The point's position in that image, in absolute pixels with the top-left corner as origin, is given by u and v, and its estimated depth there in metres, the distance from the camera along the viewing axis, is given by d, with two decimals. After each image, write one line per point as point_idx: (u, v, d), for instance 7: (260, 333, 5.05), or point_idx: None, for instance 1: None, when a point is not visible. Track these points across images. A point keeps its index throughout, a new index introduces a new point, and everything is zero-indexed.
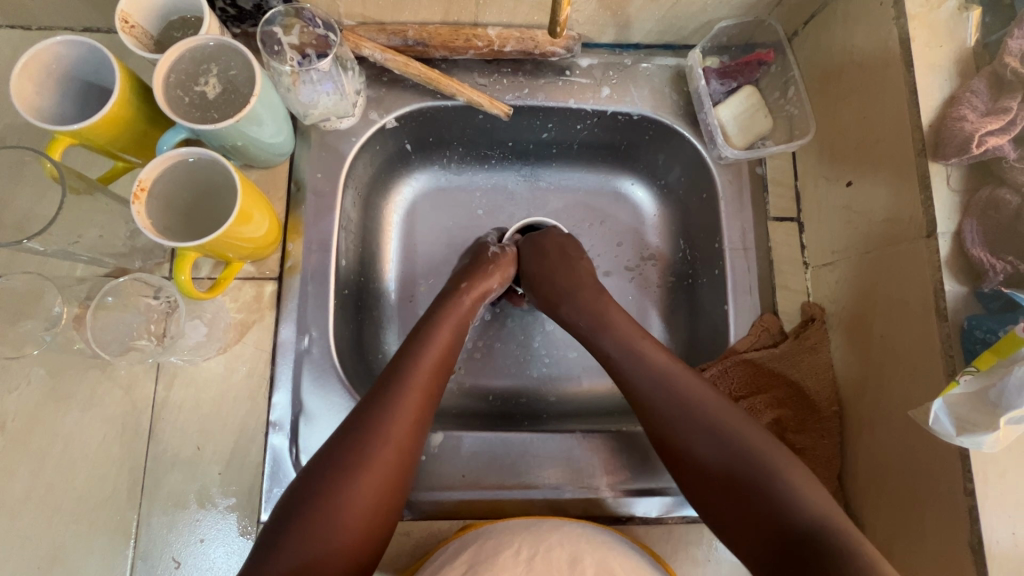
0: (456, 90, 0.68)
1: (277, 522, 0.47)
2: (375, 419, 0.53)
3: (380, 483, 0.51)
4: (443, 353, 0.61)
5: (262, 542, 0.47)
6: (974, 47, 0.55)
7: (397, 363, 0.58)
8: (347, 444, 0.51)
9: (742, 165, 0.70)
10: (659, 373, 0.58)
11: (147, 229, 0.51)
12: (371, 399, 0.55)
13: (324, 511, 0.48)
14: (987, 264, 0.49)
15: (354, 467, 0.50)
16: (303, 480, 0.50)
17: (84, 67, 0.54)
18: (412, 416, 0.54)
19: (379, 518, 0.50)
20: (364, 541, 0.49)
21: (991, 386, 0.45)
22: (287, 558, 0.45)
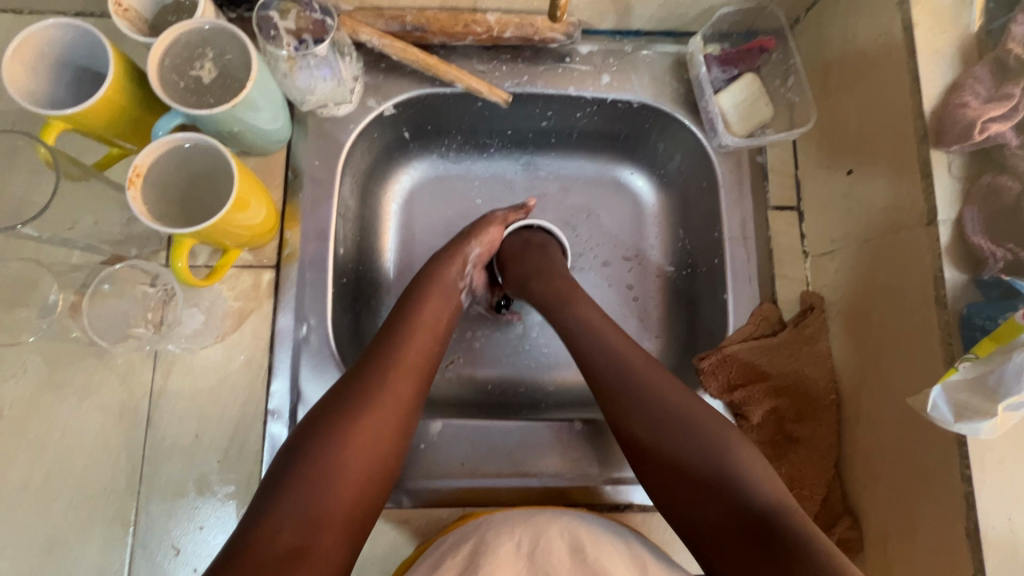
0: (455, 76, 0.67)
1: (275, 478, 0.47)
2: (374, 381, 0.53)
3: (378, 443, 0.51)
4: (438, 317, 0.61)
5: (260, 498, 0.47)
6: (978, 33, 0.54)
7: (395, 327, 0.58)
8: (347, 404, 0.51)
9: (742, 153, 0.70)
10: (615, 355, 0.58)
11: (144, 216, 0.51)
12: (372, 360, 0.55)
13: (322, 467, 0.47)
14: (987, 251, 0.49)
15: (352, 427, 0.50)
16: (300, 437, 0.49)
17: (78, 51, 0.53)
18: (408, 386, 0.54)
19: (378, 477, 0.51)
20: (361, 499, 0.49)
21: (991, 373, 0.46)
22: (286, 514, 0.45)
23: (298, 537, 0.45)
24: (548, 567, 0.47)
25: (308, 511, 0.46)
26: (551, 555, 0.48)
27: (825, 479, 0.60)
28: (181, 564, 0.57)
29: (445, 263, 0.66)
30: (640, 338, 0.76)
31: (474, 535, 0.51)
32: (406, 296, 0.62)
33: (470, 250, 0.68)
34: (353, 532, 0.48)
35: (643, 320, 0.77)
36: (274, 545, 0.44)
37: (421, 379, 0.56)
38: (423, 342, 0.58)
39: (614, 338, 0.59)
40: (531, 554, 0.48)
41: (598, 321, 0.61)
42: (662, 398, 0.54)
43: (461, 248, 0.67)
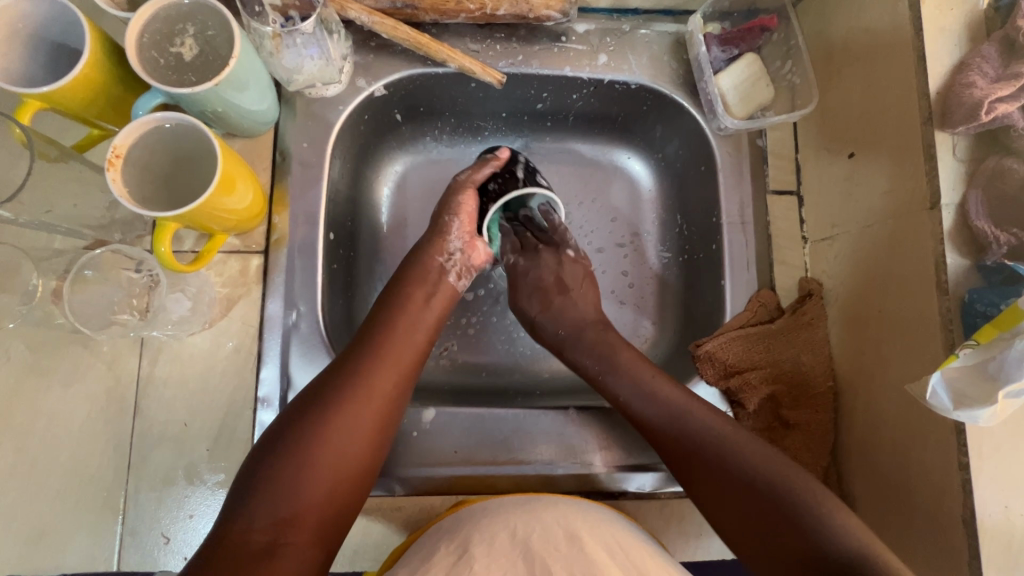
0: (446, 56, 0.65)
1: (249, 475, 0.47)
2: (353, 376, 0.53)
3: (355, 438, 0.50)
4: (422, 312, 0.60)
5: (233, 495, 0.47)
6: (985, 10, 0.53)
7: (378, 322, 0.58)
8: (321, 402, 0.51)
9: (742, 136, 0.68)
10: (668, 408, 0.57)
11: (123, 198, 0.49)
12: (349, 359, 0.54)
13: (297, 464, 0.47)
14: (990, 236, 0.48)
15: (328, 424, 0.50)
16: (275, 433, 0.49)
17: (51, 27, 0.51)
18: (385, 384, 0.54)
19: (355, 474, 0.50)
20: (336, 495, 0.49)
21: (991, 360, 0.45)
22: (258, 510, 0.45)
23: (269, 535, 0.45)
24: (543, 556, 0.46)
25: (281, 509, 0.46)
26: (547, 542, 0.47)
27: (819, 466, 0.60)
28: (171, 553, 0.57)
29: (425, 247, 0.64)
30: (636, 325, 0.75)
31: (466, 526, 0.49)
32: (390, 288, 0.62)
33: (450, 229, 0.64)
34: (327, 529, 0.48)
35: (639, 307, 0.75)
36: (247, 544, 0.44)
37: (403, 373, 0.55)
38: (408, 337, 0.58)
39: (664, 388, 0.59)
40: (526, 542, 0.47)
41: (645, 372, 0.61)
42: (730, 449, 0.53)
43: (440, 227, 0.64)
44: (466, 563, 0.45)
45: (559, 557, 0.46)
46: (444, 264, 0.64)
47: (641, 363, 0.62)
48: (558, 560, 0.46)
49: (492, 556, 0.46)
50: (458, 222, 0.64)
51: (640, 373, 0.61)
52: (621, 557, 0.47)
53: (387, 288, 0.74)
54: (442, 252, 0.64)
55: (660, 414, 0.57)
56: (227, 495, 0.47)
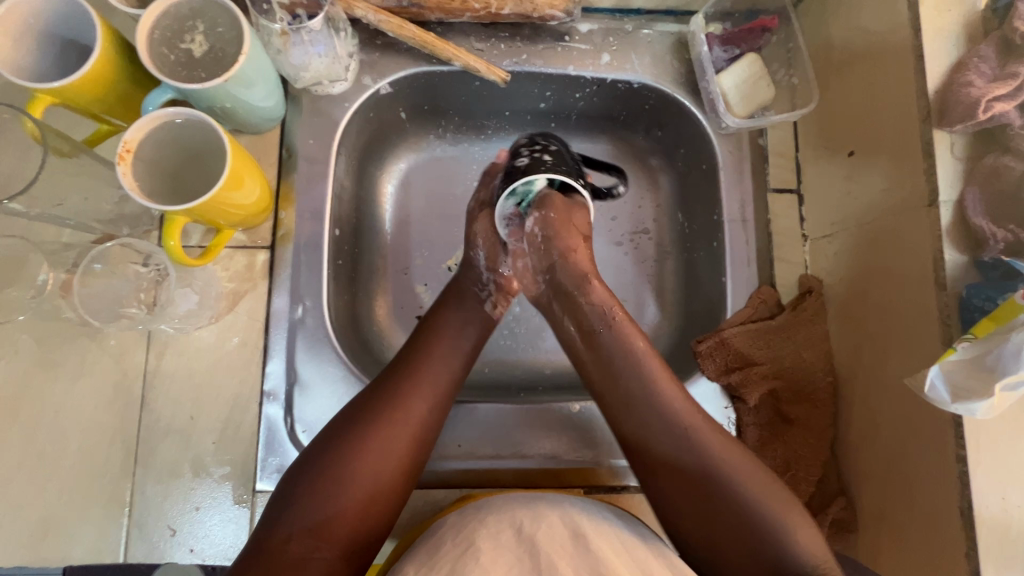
0: (451, 54, 0.65)
1: (288, 490, 0.48)
2: (393, 396, 0.53)
3: (392, 459, 0.51)
4: (460, 334, 0.60)
5: (276, 502, 0.48)
6: (983, 11, 0.54)
7: (420, 345, 0.58)
8: (364, 417, 0.52)
9: (743, 135, 0.69)
10: (664, 403, 0.54)
11: (134, 191, 0.50)
12: (395, 376, 0.55)
13: (335, 479, 0.48)
14: (988, 232, 0.48)
15: (365, 443, 0.50)
16: (315, 451, 0.50)
17: (62, 24, 0.51)
18: (427, 404, 0.54)
19: (389, 490, 0.51)
20: (371, 515, 0.49)
21: (989, 352, 0.46)
22: (295, 521, 0.47)
23: (305, 547, 0.46)
24: (549, 553, 0.46)
25: (316, 522, 0.47)
26: (552, 540, 0.47)
27: (820, 460, 0.61)
28: (176, 545, 0.57)
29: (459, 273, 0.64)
30: (638, 322, 0.75)
31: (472, 521, 0.49)
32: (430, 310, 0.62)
33: (479, 259, 0.64)
34: (360, 546, 0.48)
35: (640, 304, 0.76)
36: (283, 554, 0.45)
37: (439, 398, 0.55)
38: (450, 361, 0.58)
39: (647, 362, 0.56)
40: (532, 537, 0.47)
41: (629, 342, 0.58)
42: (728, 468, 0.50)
43: (467, 259, 0.64)
44: (473, 555, 0.45)
45: (564, 553, 0.46)
46: (480, 293, 0.63)
47: (643, 349, 0.57)
48: (564, 556, 0.46)
49: (500, 554, 0.46)
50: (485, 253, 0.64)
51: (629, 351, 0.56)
52: (626, 557, 0.47)
53: (390, 284, 0.74)
54: (476, 282, 0.64)
55: (652, 413, 0.53)
56: (271, 500, 0.49)
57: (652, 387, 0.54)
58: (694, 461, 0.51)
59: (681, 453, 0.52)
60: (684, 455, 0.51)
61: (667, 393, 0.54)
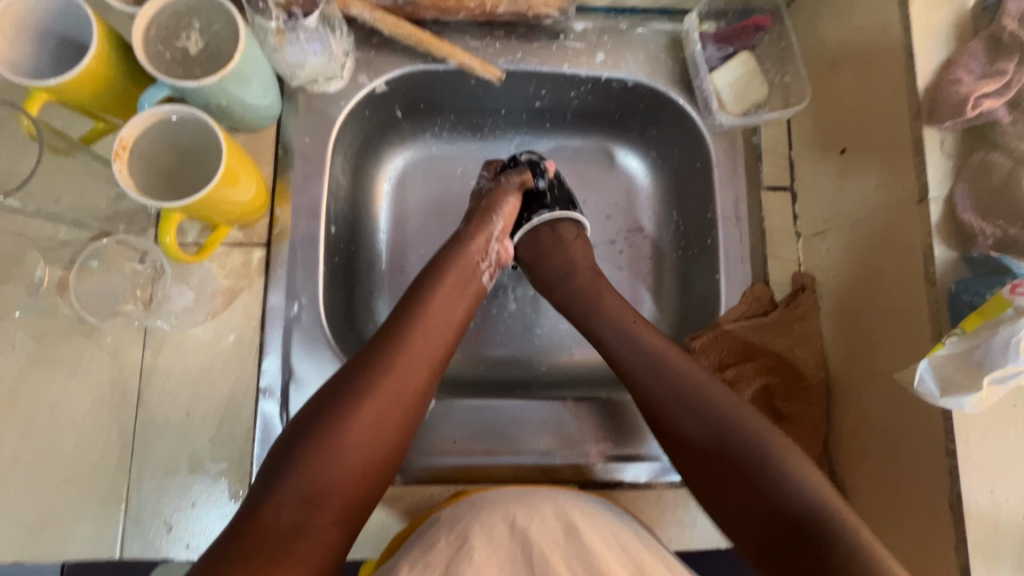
0: (447, 53, 0.66)
1: (280, 459, 0.48)
2: (382, 368, 0.53)
3: (384, 427, 0.51)
4: (455, 305, 0.60)
5: (266, 473, 0.48)
6: (973, 9, 0.54)
7: (409, 312, 0.58)
8: (355, 387, 0.52)
9: (737, 133, 0.70)
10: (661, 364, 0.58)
11: (130, 188, 0.50)
12: (381, 347, 0.55)
13: (329, 452, 0.48)
14: (977, 228, 0.49)
15: (356, 412, 0.50)
16: (305, 421, 0.50)
17: (60, 22, 0.52)
18: (419, 375, 0.54)
19: (382, 461, 0.51)
20: (362, 482, 0.50)
21: (977, 347, 0.46)
22: (288, 491, 0.46)
23: (299, 515, 0.46)
24: (542, 549, 0.46)
25: (310, 490, 0.47)
26: (545, 533, 0.47)
27: (813, 456, 0.61)
28: (173, 540, 0.57)
29: (469, 241, 0.65)
30: None
31: (465, 517, 0.49)
32: (422, 277, 0.62)
33: (493, 227, 0.66)
34: (350, 514, 0.49)
35: (636, 301, 0.77)
36: (276, 523, 0.45)
37: (429, 367, 0.56)
38: (438, 331, 0.58)
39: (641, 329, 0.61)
40: (526, 534, 0.47)
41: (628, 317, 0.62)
42: (760, 444, 0.51)
43: (483, 223, 0.66)
44: (466, 552, 0.46)
45: (558, 549, 0.46)
46: (482, 264, 0.65)
47: (651, 329, 0.61)
48: (557, 553, 0.46)
49: (493, 546, 0.46)
50: (501, 222, 0.67)
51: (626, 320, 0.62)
52: (617, 549, 0.47)
53: (386, 281, 0.75)
54: (482, 252, 0.65)
55: (671, 389, 0.56)
56: (262, 471, 0.48)
57: (669, 363, 0.57)
58: (699, 430, 0.53)
59: (688, 424, 0.54)
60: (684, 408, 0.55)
61: (692, 372, 0.56)
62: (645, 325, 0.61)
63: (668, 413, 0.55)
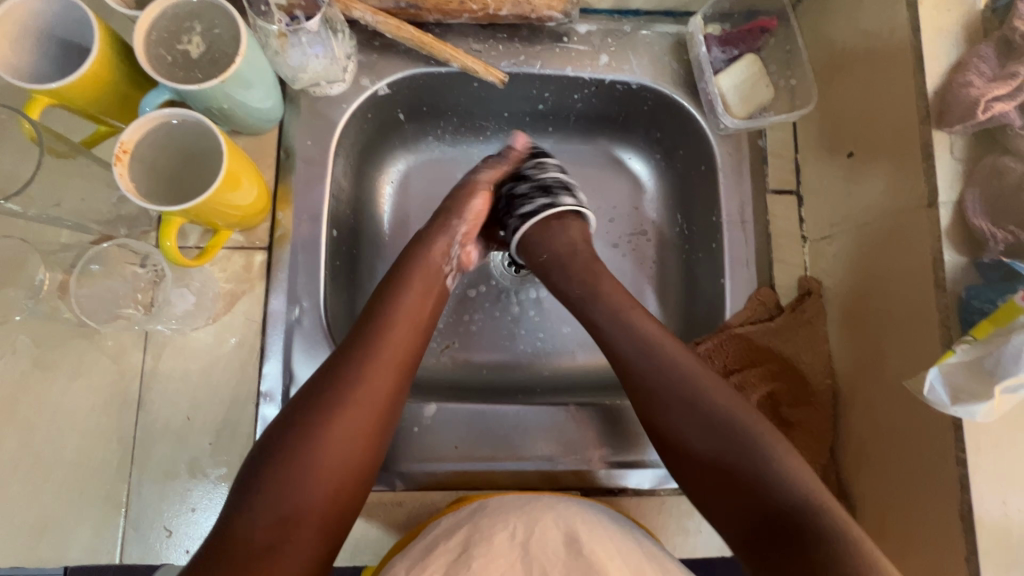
0: (449, 55, 0.65)
1: (247, 479, 0.48)
2: (343, 381, 0.52)
3: (351, 440, 0.50)
4: (421, 311, 0.59)
5: (236, 495, 0.48)
6: (983, 11, 0.53)
7: (373, 320, 0.57)
8: (318, 402, 0.50)
9: (742, 136, 0.69)
10: (649, 345, 0.57)
11: (130, 192, 0.50)
12: (343, 357, 0.53)
13: (294, 471, 0.48)
14: (988, 233, 0.48)
15: (323, 426, 0.50)
16: (270, 439, 0.49)
17: (62, 26, 0.52)
18: (384, 383, 0.53)
19: (355, 473, 0.50)
20: (337, 497, 0.49)
21: (988, 355, 0.45)
22: (257, 514, 0.46)
23: (271, 537, 0.46)
24: (542, 561, 0.46)
25: (282, 510, 0.47)
26: (546, 543, 0.47)
27: (820, 463, 0.60)
28: (172, 546, 0.57)
29: (428, 244, 0.64)
30: None
31: (467, 524, 0.49)
32: (389, 280, 0.61)
33: (456, 230, 0.65)
34: (329, 530, 0.49)
35: (639, 306, 0.76)
36: (250, 545, 0.45)
37: (397, 374, 0.54)
38: (402, 336, 0.56)
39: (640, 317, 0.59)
40: (525, 544, 0.46)
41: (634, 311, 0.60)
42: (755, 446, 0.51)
43: (446, 226, 0.65)
44: (466, 559, 0.45)
45: (558, 561, 0.46)
46: (446, 268, 0.64)
47: (649, 321, 0.59)
48: (557, 565, 0.45)
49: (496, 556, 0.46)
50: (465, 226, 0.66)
51: (640, 327, 0.58)
52: (620, 559, 0.47)
53: None
54: (444, 256, 0.64)
55: (665, 387, 0.55)
56: (231, 492, 0.48)
57: (665, 363, 0.56)
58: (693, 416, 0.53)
59: (682, 406, 0.54)
60: (674, 390, 0.54)
61: (690, 372, 0.55)
62: (649, 318, 0.60)
63: (669, 413, 0.54)
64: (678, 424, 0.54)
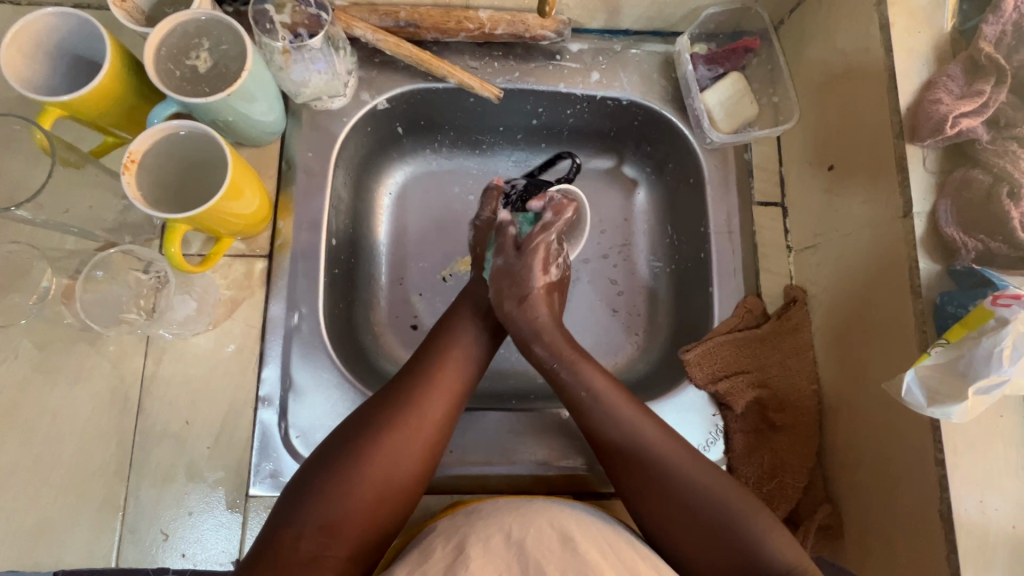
0: (447, 71, 0.68)
1: (299, 485, 0.49)
2: (405, 403, 0.54)
3: (404, 461, 0.52)
4: (476, 343, 0.62)
5: (285, 501, 0.49)
6: (951, 33, 0.56)
7: (435, 351, 0.60)
8: (375, 421, 0.53)
9: (728, 150, 0.72)
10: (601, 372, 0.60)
11: (137, 200, 0.51)
12: (405, 383, 0.56)
13: (346, 482, 0.49)
14: (959, 242, 0.50)
15: (381, 440, 0.52)
16: (326, 453, 0.51)
17: (75, 41, 0.54)
18: (439, 410, 0.55)
19: (401, 493, 0.51)
20: (380, 512, 0.50)
21: (960, 357, 0.47)
22: (305, 521, 0.47)
23: (315, 546, 0.46)
24: (538, 557, 0.45)
25: (327, 520, 0.47)
26: (540, 543, 0.47)
27: (806, 467, 0.62)
28: (169, 549, 0.58)
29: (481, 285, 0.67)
30: (628, 332, 0.77)
31: (462, 530, 0.50)
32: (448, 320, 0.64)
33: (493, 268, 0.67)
34: (365, 546, 0.49)
35: (631, 315, 0.78)
36: (293, 550, 0.46)
37: (450, 405, 0.56)
38: (459, 371, 0.59)
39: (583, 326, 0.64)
40: (519, 542, 0.47)
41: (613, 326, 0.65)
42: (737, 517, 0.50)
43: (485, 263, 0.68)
44: (460, 559, 0.46)
45: (553, 558, 0.45)
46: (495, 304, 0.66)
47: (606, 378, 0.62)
48: (553, 560, 0.45)
49: (489, 555, 0.46)
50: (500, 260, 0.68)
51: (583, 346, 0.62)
52: (611, 556, 0.47)
53: (386, 294, 0.76)
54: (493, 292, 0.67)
55: (633, 448, 0.55)
56: (281, 498, 0.49)
57: (638, 433, 0.55)
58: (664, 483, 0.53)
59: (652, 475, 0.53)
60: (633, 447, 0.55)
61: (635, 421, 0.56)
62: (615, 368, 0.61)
63: (650, 470, 0.54)
64: (671, 503, 0.52)
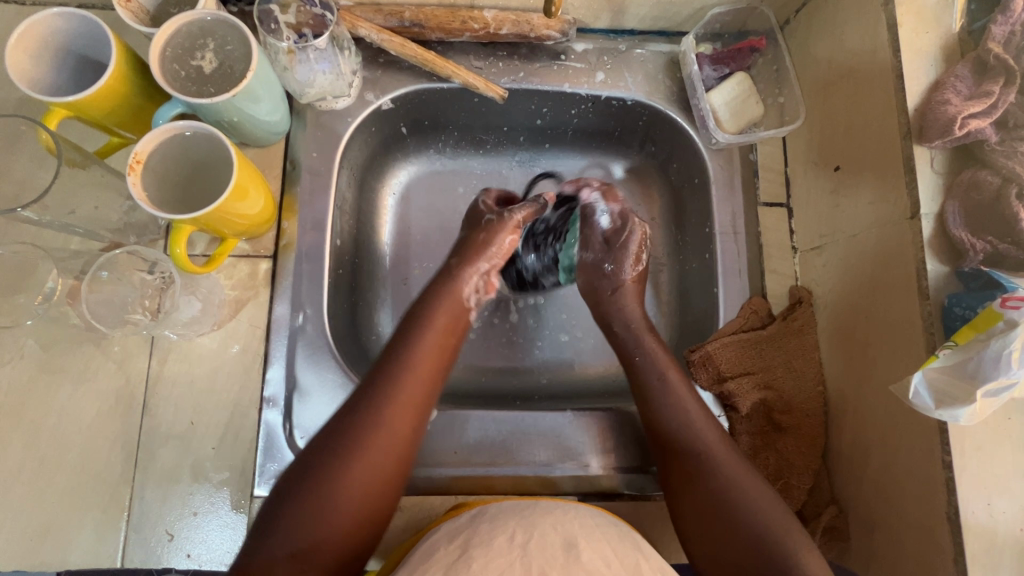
0: (451, 71, 0.68)
1: (267, 513, 0.47)
2: (370, 417, 0.51)
3: (371, 477, 0.50)
4: (447, 344, 0.59)
5: (256, 527, 0.47)
6: (960, 33, 0.56)
7: (399, 354, 0.56)
8: (338, 439, 0.50)
9: (733, 150, 0.71)
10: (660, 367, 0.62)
11: (142, 200, 0.52)
12: (367, 392, 0.53)
13: (314, 507, 0.47)
14: (967, 244, 0.50)
15: (347, 460, 0.49)
16: (291, 476, 0.49)
17: (80, 42, 0.54)
18: (406, 420, 0.52)
19: (373, 511, 0.50)
20: (356, 532, 0.49)
21: (969, 359, 0.47)
22: (275, 548, 0.45)
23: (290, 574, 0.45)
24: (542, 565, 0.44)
25: (299, 548, 0.46)
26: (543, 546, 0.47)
27: (811, 468, 0.62)
28: (174, 549, 0.58)
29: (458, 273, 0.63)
30: None
31: (466, 530, 0.50)
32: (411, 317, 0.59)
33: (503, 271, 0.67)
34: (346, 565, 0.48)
35: None
36: None
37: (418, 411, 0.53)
38: (425, 374, 0.55)
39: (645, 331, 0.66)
40: (524, 544, 0.46)
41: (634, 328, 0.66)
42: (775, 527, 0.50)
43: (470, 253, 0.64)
44: (464, 560, 0.46)
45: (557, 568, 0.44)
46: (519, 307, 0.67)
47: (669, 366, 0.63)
48: (556, 565, 0.44)
49: (493, 556, 0.45)
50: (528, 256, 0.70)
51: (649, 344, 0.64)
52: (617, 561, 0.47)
53: (390, 294, 0.76)
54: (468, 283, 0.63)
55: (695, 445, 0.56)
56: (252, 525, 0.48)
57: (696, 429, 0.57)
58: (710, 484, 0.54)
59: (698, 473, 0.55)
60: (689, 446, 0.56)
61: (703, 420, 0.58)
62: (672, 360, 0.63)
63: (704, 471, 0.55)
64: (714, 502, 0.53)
